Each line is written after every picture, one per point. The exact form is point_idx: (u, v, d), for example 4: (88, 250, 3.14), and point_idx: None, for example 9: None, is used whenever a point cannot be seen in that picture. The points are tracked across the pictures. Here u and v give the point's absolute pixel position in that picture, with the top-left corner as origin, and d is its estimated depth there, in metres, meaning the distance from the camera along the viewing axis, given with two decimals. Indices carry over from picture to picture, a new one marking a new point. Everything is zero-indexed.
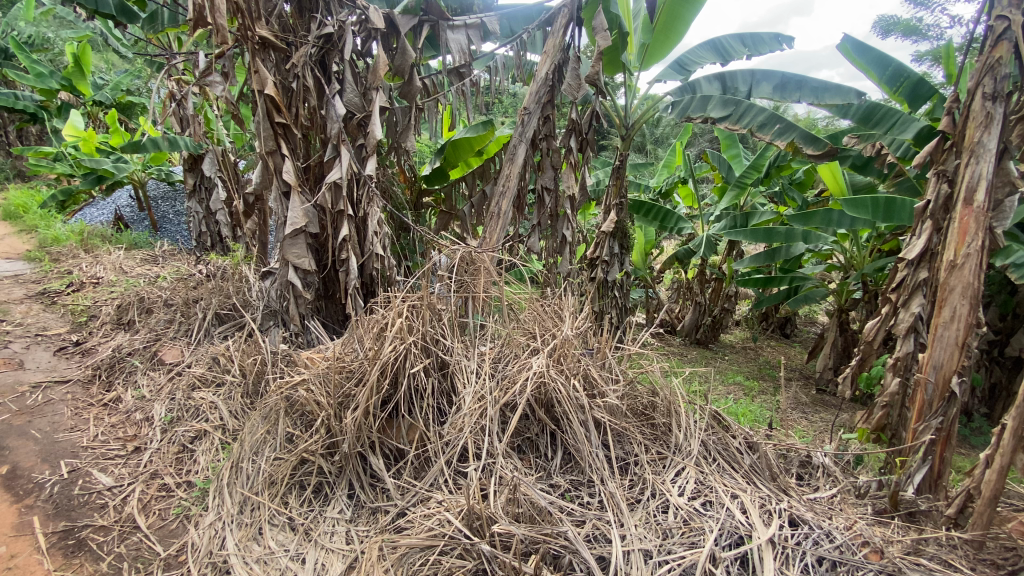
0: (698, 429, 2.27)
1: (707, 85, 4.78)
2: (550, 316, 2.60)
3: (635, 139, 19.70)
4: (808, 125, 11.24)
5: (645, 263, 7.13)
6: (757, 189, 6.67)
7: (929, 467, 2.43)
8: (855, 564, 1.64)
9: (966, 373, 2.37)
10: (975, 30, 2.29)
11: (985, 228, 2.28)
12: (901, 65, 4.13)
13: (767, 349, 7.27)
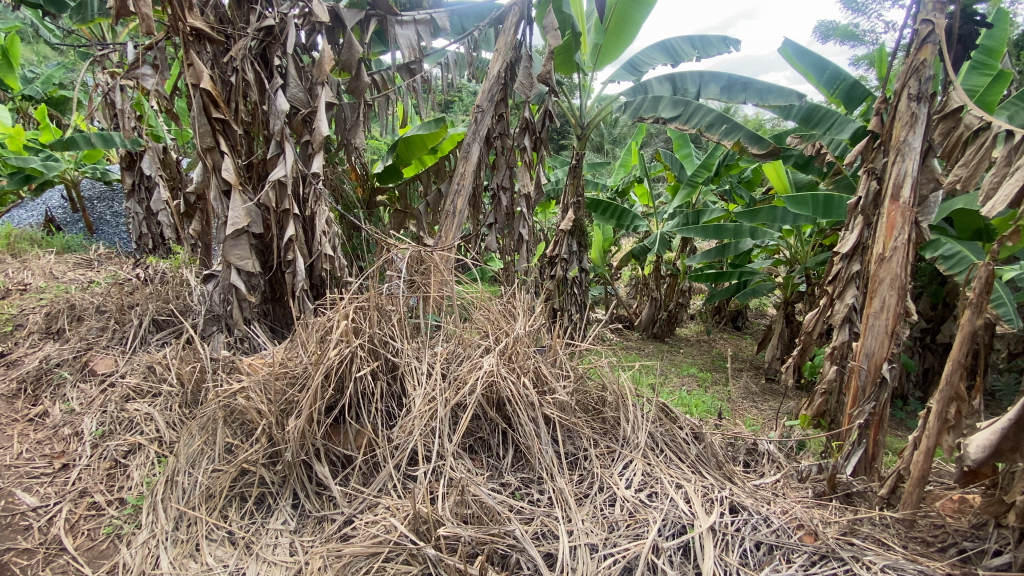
0: (646, 422, 2.31)
1: (658, 86, 4.89)
2: (503, 316, 2.57)
3: (593, 139, 19.98)
4: (756, 125, 11.68)
5: (603, 260, 7.23)
6: (708, 188, 6.87)
7: (864, 450, 2.55)
8: (792, 547, 1.70)
9: (896, 359, 2.49)
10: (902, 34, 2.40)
11: (911, 222, 2.41)
12: (838, 68, 4.33)
13: (721, 342, 7.51)
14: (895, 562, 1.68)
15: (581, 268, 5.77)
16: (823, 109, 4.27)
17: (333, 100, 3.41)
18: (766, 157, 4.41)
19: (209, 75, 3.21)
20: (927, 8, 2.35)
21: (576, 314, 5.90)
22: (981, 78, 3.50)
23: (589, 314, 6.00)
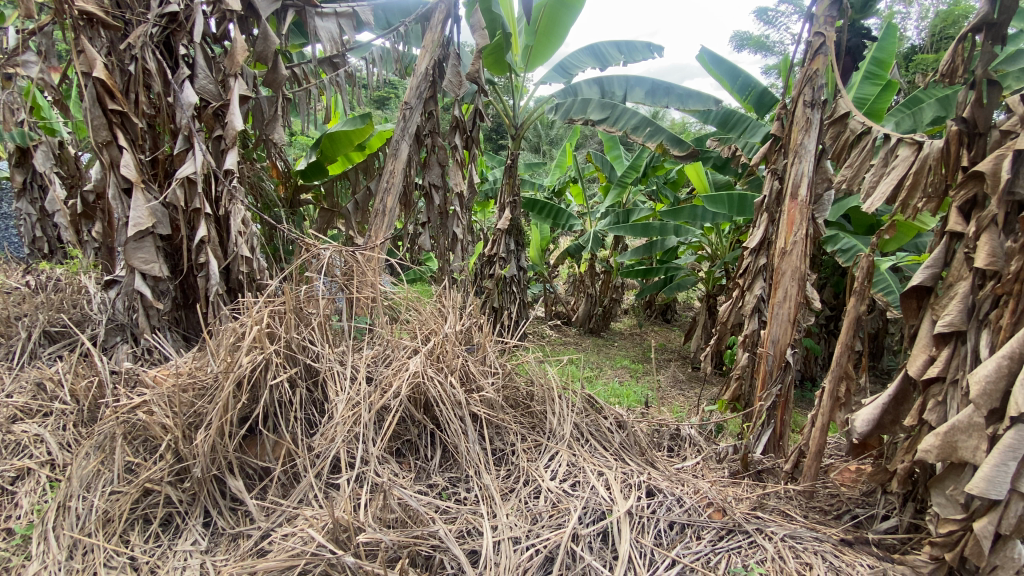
0: (571, 413, 2.38)
1: (587, 89, 5.03)
2: (433, 315, 2.54)
3: (529, 139, 20.28)
4: (680, 128, 12.30)
5: (541, 259, 7.32)
6: (636, 187, 7.14)
7: (772, 429, 2.74)
8: (702, 525, 1.80)
9: (797, 344, 2.70)
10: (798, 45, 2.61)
11: (808, 218, 2.62)
12: (749, 76, 4.63)
13: (652, 334, 7.82)
14: (795, 531, 1.81)
15: (518, 266, 5.80)
16: (737, 114, 4.55)
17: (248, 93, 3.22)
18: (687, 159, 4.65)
19: (103, 63, 2.93)
20: (819, 22, 2.56)
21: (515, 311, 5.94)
22: (874, 88, 3.82)
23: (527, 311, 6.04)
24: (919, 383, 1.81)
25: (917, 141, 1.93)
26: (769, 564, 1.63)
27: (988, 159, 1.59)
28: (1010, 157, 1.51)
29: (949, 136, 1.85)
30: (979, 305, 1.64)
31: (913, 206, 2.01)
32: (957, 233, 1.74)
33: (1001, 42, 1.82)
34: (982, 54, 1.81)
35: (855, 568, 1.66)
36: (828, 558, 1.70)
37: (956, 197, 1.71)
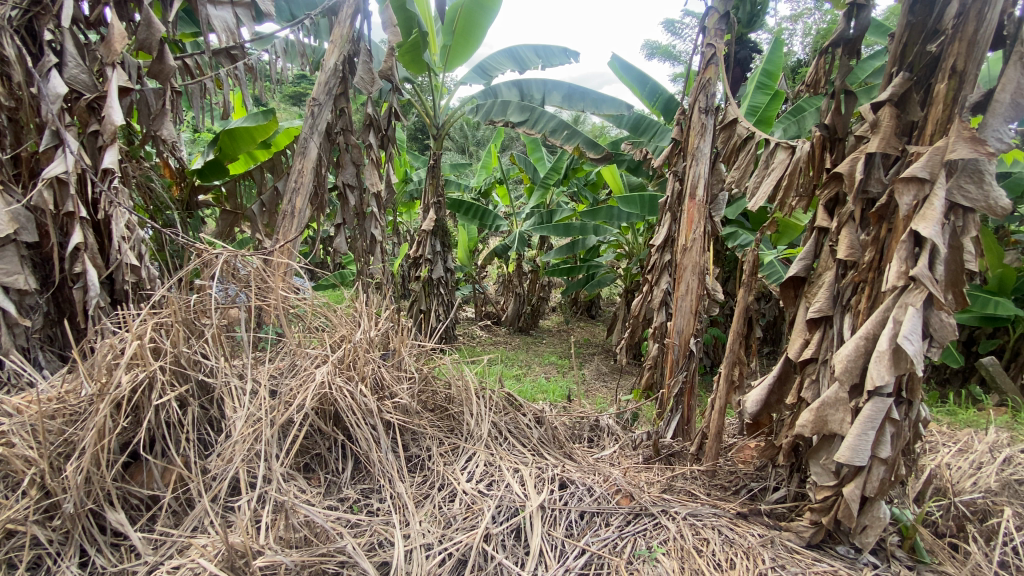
0: (489, 412, 2.38)
1: (506, 91, 5.07)
2: (346, 321, 2.44)
3: (455, 139, 20.27)
4: (600, 130, 12.77)
5: (469, 260, 7.29)
6: (559, 189, 7.31)
7: (680, 415, 2.90)
8: (610, 511, 1.87)
9: (700, 334, 2.88)
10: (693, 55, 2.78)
11: (705, 216, 2.80)
12: (657, 83, 4.88)
13: (579, 330, 8.04)
14: (695, 509, 1.93)
15: (445, 267, 5.73)
16: (647, 119, 4.79)
17: (127, 84, 2.90)
18: (602, 160, 4.81)
19: None
20: (710, 34, 2.74)
21: (443, 313, 5.87)
22: (764, 96, 4.15)
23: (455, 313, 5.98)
24: (797, 364, 1.99)
25: (791, 145, 2.11)
26: (671, 543, 1.72)
27: (845, 161, 1.77)
28: (862, 159, 1.70)
29: (815, 141, 2.04)
30: (842, 292, 1.83)
31: (789, 204, 2.21)
32: (823, 228, 1.93)
33: (855, 56, 2.04)
34: (839, 68, 2.01)
35: (747, 538, 1.79)
36: (724, 531, 1.82)
37: (822, 195, 1.90)
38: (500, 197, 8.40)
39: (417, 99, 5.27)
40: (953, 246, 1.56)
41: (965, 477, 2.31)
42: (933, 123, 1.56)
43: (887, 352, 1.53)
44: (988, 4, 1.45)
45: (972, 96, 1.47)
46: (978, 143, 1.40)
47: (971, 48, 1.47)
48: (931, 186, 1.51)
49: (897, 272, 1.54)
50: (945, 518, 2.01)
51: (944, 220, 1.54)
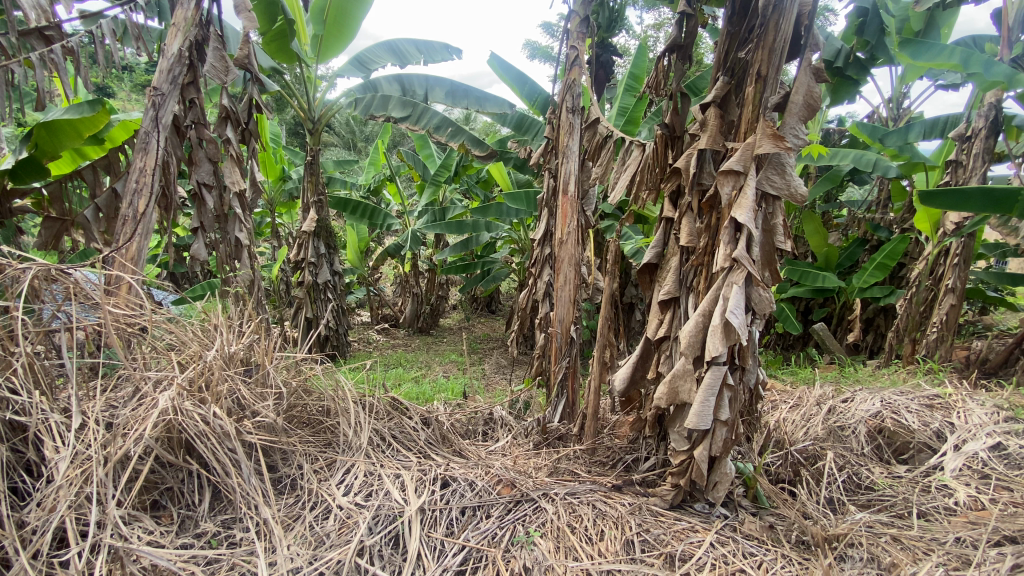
0: (367, 420, 2.29)
1: (386, 85, 4.81)
2: (200, 336, 2.21)
3: (338, 135, 19.27)
4: (489, 128, 12.82)
5: (361, 261, 6.90)
6: (450, 186, 7.24)
7: (566, 399, 3.00)
8: (491, 503, 1.89)
9: (580, 321, 2.98)
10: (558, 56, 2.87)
11: (577, 210, 2.90)
12: (535, 83, 5.00)
13: (479, 326, 8.07)
14: (573, 488, 2.03)
15: (331, 271, 5.40)
16: (529, 118, 4.90)
17: None
18: (487, 158, 4.77)
19: None
20: (573, 37, 2.84)
21: (335, 319, 5.52)
22: (631, 99, 4.31)
23: (347, 318, 5.69)
24: (655, 343, 2.16)
25: (641, 142, 2.29)
26: (547, 525, 1.79)
27: (683, 157, 1.95)
28: (694, 155, 1.89)
29: (658, 139, 2.23)
30: (686, 274, 2.02)
31: (642, 198, 2.37)
32: (670, 217, 2.12)
33: (689, 62, 2.25)
34: (675, 73, 2.21)
35: (618, 508, 1.92)
36: (598, 505, 1.93)
37: (666, 188, 2.08)
38: (390, 195, 8.11)
39: (287, 93, 4.87)
40: (767, 230, 1.80)
41: (800, 429, 2.67)
42: (746, 123, 1.77)
43: (719, 325, 1.73)
44: (782, 18, 1.66)
45: (772, 98, 1.70)
46: (779, 140, 1.61)
47: (771, 58, 1.69)
48: (746, 177, 1.73)
49: (723, 255, 1.75)
50: (783, 466, 2.32)
51: (758, 207, 1.77)
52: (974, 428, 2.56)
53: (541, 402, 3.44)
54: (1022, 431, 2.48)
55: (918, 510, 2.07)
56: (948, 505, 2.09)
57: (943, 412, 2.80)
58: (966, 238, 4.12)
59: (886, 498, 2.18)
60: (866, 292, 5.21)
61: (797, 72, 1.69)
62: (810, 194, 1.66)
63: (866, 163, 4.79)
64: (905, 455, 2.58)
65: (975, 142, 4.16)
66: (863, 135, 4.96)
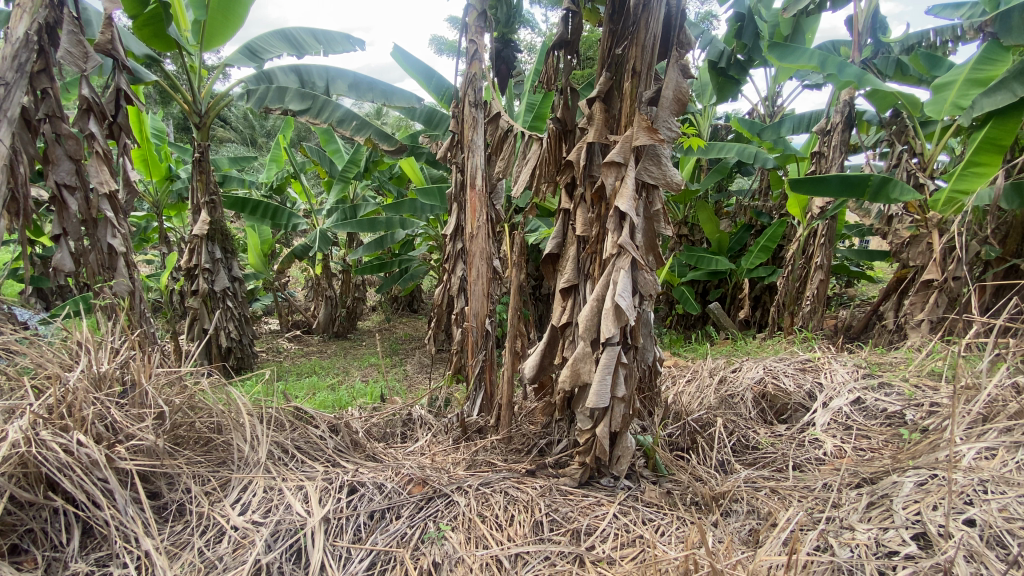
0: (265, 434, 2.16)
1: (283, 77, 4.31)
2: (63, 358, 1.95)
3: (234, 131, 17.85)
4: (399, 122, 12.50)
5: (265, 264, 6.27)
6: (360, 182, 6.94)
7: (484, 392, 3.00)
8: (401, 503, 1.86)
9: (494, 314, 2.97)
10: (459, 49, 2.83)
11: (486, 205, 2.88)
12: (441, 77, 4.94)
13: (399, 326, 7.87)
14: (486, 477, 2.05)
15: (230, 277, 4.99)
16: (438, 113, 4.85)
17: None
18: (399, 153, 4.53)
19: None
20: (472, 31, 2.82)
21: (238, 328, 5.10)
22: (536, 94, 4.35)
23: (251, 327, 5.29)
24: (560, 329, 2.23)
25: (538, 136, 2.34)
26: (458, 518, 1.80)
27: (573, 150, 2.03)
28: (583, 148, 1.98)
29: (550, 133, 2.30)
30: (583, 262, 2.12)
31: (542, 190, 2.43)
32: (567, 208, 2.19)
33: (577, 58, 2.33)
34: (565, 68, 2.28)
35: (528, 492, 1.97)
36: (510, 491, 1.98)
37: (561, 180, 2.14)
38: (296, 193, 7.63)
39: (169, 84, 4.34)
40: (648, 217, 1.93)
41: (698, 401, 2.88)
42: (625, 116, 1.87)
43: (611, 309, 1.84)
44: (651, 17, 1.78)
45: (646, 93, 1.82)
46: (652, 132, 1.73)
47: (644, 54, 1.80)
48: (627, 168, 1.83)
49: (610, 242, 1.85)
50: (681, 435, 2.51)
51: (640, 195, 1.89)
52: (839, 385, 2.91)
53: (462, 398, 3.41)
54: (875, 385, 2.85)
55: (794, 463, 2.32)
56: (818, 455, 2.36)
57: (813, 374, 3.15)
58: (829, 220, 4.67)
59: (768, 456, 2.42)
60: (753, 273, 5.74)
61: (667, 68, 1.82)
62: (683, 181, 1.80)
63: (749, 154, 5.21)
64: (785, 415, 2.87)
65: (834, 135, 4.70)
66: (743, 130, 5.48)
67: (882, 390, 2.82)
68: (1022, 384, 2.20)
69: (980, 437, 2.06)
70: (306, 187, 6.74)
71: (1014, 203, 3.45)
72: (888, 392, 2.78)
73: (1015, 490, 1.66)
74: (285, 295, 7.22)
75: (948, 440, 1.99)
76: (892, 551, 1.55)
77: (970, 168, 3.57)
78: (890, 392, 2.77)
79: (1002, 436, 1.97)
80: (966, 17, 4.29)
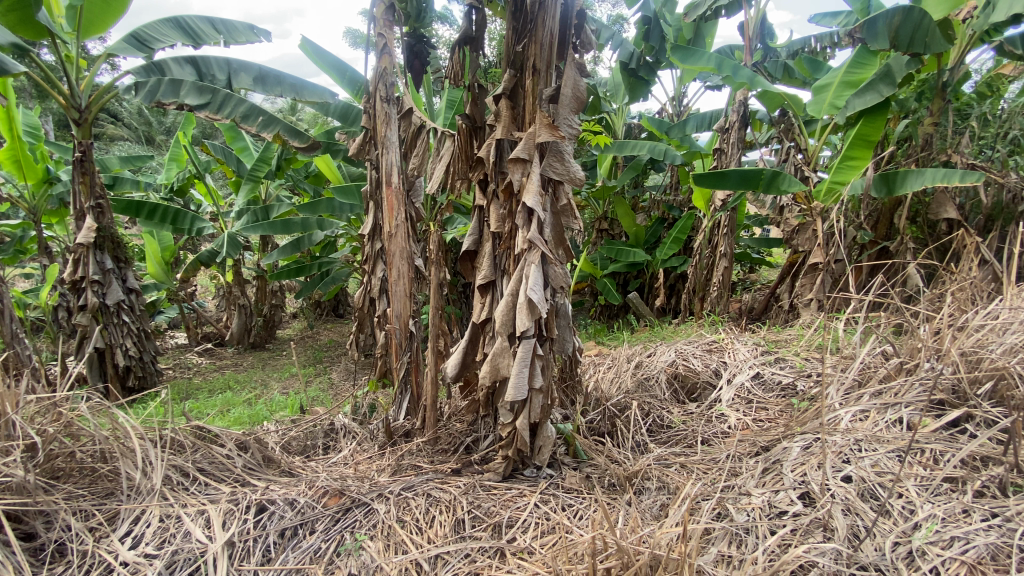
0: (162, 458, 1.98)
1: (176, 68, 3.90)
2: None
3: (125, 129, 16.21)
4: (314, 118, 11.96)
5: (167, 273, 5.78)
6: (272, 181, 6.54)
7: (410, 394, 2.93)
8: (315, 518, 1.79)
9: (417, 314, 2.89)
10: (367, 42, 2.71)
11: (404, 203, 2.77)
12: (355, 73, 4.76)
13: (323, 333, 7.53)
14: (409, 482, 2.02)
15: (124, 289, 4.51)
16: (355, 108, 4.65)
17: None
18: (312, 151, 4.11)
19: None
20: (379, 24, 2.70)
21: (138, 344, 4.63)
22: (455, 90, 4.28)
23: (154, 342, 4.79)
24: (480, 326, 2.24)
25: (449, 132, 2.32)
26: (377, 526, 1.76)
27: (483, 147, 2.04)
28: (492, 145, 1.99)
29: (461, 130, 2.29)
30: (498, 258, 2.14)
31: (456, 188, 2.41)
32: (481, 205, 2.19)
33: (483, 55, 2.34)
34: (471, 64, 2.27)
35: (451, 491, 1.96)
36: (433, 493, 1.96)
37: (473, 178, 2.14)
38: (201, 194, 7.02)
39: (43, 78, 3.81)
40: (556, 213, 1.99)
41: (619, 387, 3.00)
42: (529, 114, 1.91)
43: (524, 303, 1.88)
44: (547, 18, 1.83)
45: (546, 91, 1.87)
46: (553, 130, 1.79)
47: (542, 53, 1.85)
48: (531, 165, 1.88)
49: (520, 238, 1.88)
50: (602, 419, 2.62)
51: (546, 191, 1.94)
52: (741, 362, 3.15)
53: (388, 402, 3.32)
54: (772, 360, 3.12)
55: (702, 438, 2.49)
56: (723, 429, 2.54)
57: (718, 354, 3.39)
58: (730, 211, 5.04)
59: (681, 433, 2.56)
60: (667, 263, 6.06)
61: (564, 68, 1.89)
62: (585, 177, 1.88)
63: (659, 150, 5.48)
64: (695, 394, 3.05)
65: (732, 133, 5.06)
66: (653, 129, 5.84)
67: (778, 364, 3.09)
68: (888, 352, 2.49)
69: (856, 400, 2.32)
70: (211, 188, 6.24)
71: (882, 192, 3.89)
72: (782, 366, 3.05)
73: (884, 446, 1.89)
74: (192, 305, 6.65)
75: (829, 407, 2.22)
76: (782, 510, 1.71)
77: (847, 161, 3.96)
78: (785, 365, 3.04)
79: (873, 398, 2.22)
80: (842, 26, 4.77)
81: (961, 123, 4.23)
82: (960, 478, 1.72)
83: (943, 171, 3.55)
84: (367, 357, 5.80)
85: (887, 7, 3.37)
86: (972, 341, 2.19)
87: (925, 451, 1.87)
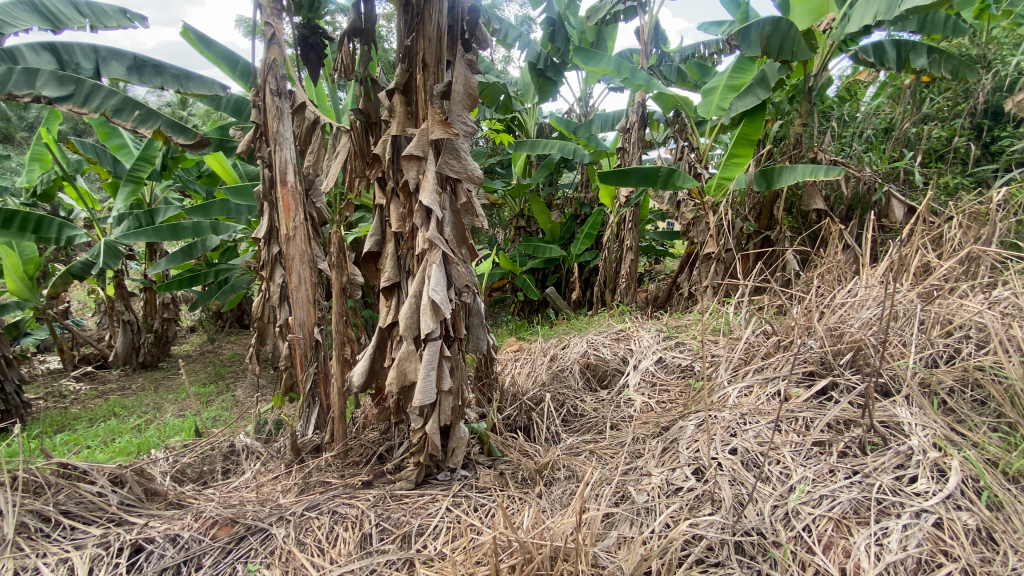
0: (15, 505, 1.72)
1: (32, 56, 3.18)
2: None
3: None
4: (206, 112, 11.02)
5: (31, 290, 5.00)
6: (155, 183, 5.93)
7: (318, 406, 2.77)
8: (202, 552, 1.65)
9: (323, 322, 2.73)
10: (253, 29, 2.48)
11: (303, 204, 2.59)
12: (247, 63, 4.41)
13: (226, 346, 6.96)
14: (312, 500, 1.91)
15: None
16: (249, 102, 4.30)
17: None
18: (201, 150, 3.72)
19: None
20: (266, 11, 2.48)
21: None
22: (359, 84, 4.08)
23: (16, 370, 4.14)
24: (387, 331, 2.16)
25: (343, 129, 2.22)
26: (275, 553, 1.65)
27: (378, 145, 1.97)
28: (388, 142, 1.93)
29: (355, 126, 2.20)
30: (402, 259, 2.08)
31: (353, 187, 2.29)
32: (381, 204, 2.11)
33: (376, 48, 2.25)
34: (363, 57, 2.17)
35: (358, 506, 1.88)
36: (339, 509, 1.87)
37: (370, 177, 2.05)
38: (70, 198, 6.23)
39: None
40: (456, 211, 1.97)
41: (533, 381, 3.03)
42: (422, 110, 1.87)
43: (428, 304, 1.84)
44: (434, 12, 1.80)
45: (437, 87, 1.85)
46: (445, 126, 1.79)
47: (430, 47, 1.83)
48: (427, 162, 1.86)
49: (420, 237, 1.85)
50: (517, 414, 2.64)
51: (443, 189, 1.92)
52: (646, 348, 3.31)
53: (296, 417, 3.12)
54: (672, 345, 3.30)
55: (611, 424, 2.58)
56: (629, 413, 2.65)
57: (625, 342, 3.54)
58: (633, 207, 5.31)
59: (592, 421, 2.65)
60: (580, 258, 6.26)
61: (455, 64, 1.88)
62: (482, 175, 1.88)
63: (568, 149, 5.63)
64: (605, 381, 3.17)
65: (632, 133, 5.31)
66: (562, 128, 5.98)
67: (678, 348, 3.27)
68: (769, 331, 2.74)
69: (743, 376, 2.52)
70: (83, 192, 5.53)
71: (762, 186, 4.20)
72: (682, 349, 3.24)
73: (765, 418, 2.08)
74: (64, 325, 5.88)
75: (720, 386, 2.39)
76: (678, 487, 1.82)
77: (732, 158, 4.34)
78: (683, 348, 3.23)
79: (756, 374, 2.43)
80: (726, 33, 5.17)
81: (824, 123, 4.75)
82: (827, 441, 1.93)
83: (811, 167, 3.95)
84: (274, 370, 5.44)
85: (760, 16, 3.69)
86: (836, 317, 2.47)
87: (798, 419, 2.07)
